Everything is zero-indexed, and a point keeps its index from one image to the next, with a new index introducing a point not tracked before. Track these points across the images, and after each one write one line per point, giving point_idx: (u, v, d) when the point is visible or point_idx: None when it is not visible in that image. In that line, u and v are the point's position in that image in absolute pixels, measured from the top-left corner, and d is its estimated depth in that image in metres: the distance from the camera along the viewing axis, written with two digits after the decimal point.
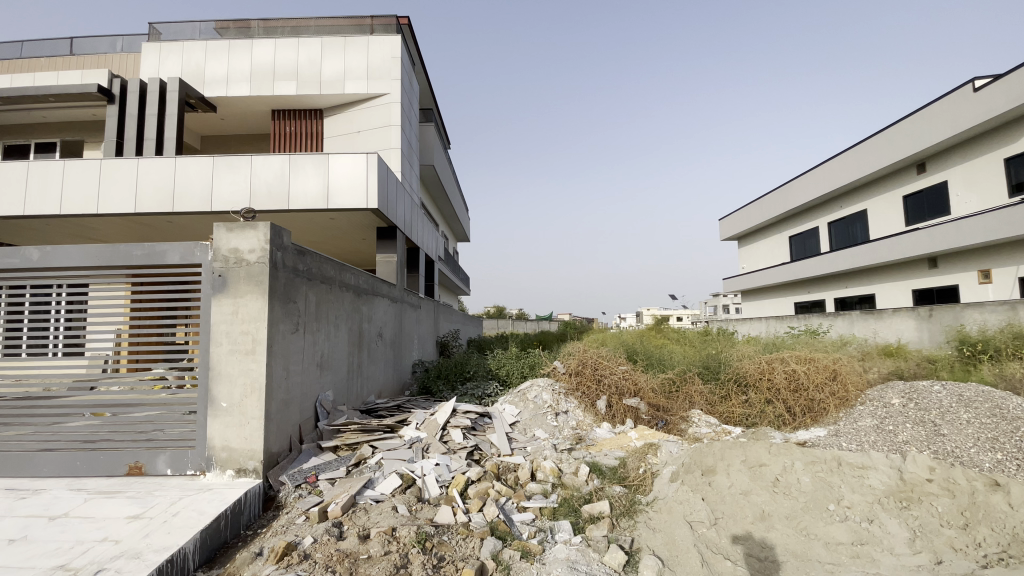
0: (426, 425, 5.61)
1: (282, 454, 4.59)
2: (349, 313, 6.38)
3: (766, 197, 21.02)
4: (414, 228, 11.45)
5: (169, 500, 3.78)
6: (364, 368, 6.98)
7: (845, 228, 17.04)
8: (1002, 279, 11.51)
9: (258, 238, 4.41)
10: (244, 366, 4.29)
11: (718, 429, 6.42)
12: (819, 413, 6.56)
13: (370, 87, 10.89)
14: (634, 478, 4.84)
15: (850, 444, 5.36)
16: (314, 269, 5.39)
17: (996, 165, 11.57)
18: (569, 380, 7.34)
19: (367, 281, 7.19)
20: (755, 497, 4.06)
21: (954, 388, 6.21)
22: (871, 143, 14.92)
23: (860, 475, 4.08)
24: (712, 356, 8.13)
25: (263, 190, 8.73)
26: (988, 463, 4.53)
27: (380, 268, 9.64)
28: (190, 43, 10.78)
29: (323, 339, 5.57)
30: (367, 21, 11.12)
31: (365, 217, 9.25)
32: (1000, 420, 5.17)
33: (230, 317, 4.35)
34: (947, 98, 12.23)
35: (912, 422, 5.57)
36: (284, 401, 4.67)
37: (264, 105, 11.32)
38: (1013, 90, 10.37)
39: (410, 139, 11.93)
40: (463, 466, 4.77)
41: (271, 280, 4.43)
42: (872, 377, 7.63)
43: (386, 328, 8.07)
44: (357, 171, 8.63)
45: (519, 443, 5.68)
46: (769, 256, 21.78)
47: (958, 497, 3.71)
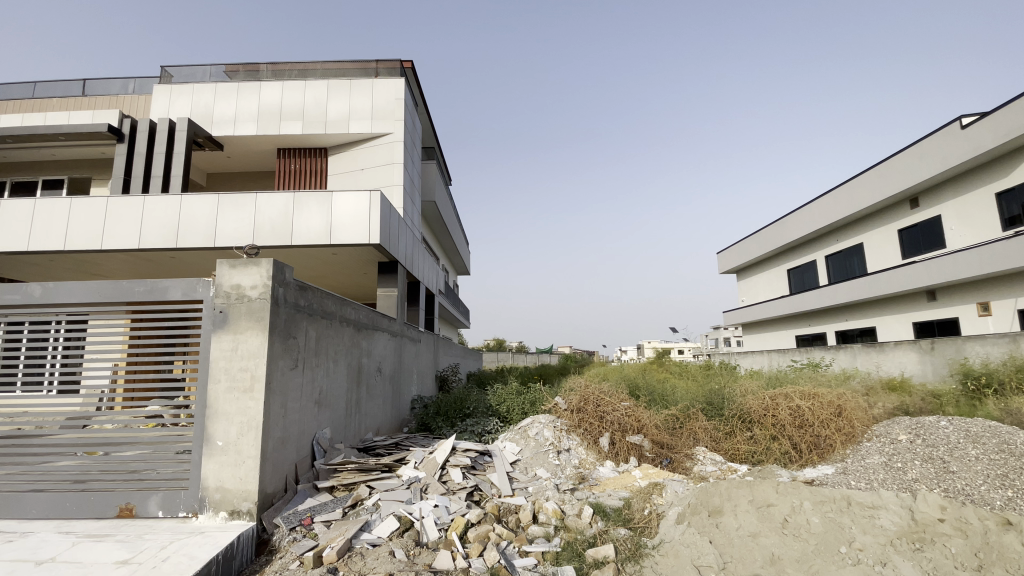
0: (424, 464, 5.50)
1: (277, 495, 4.47)
2: (348, 348, 6.35)
3: (763, 231, 21.21)
4: (414, 263, 11.53)
5: (160, 543, 3.67)
6: (363, 405, 6.89)
7: (842, 261, 17.16)
8: (1002, 312, 11.49)
9: (261, 274, 4.44)
10: (242, 404, 4.24)
11: (724, 468, 6.30)
12: (825, 450, 6.47)
13: (375, 126, 11.20)
14: (639, 520, 4.69)
15: (859, 482, 5.25)
16: (316, 304, 5.41)
17: (988, 199, 11.76)
18: (571, 416, 7.20)
19: (368, 316, 7.20)
20: (765, 539, 3.94)
21: (961, 424, 6.10)
22: (864, 178, 15.21)
23: (871, 515, 3.98)
24: (714, 391, 8.02)
25: (266, 227, 8.86)
26: (999, 501, 4.43)
27: (380, 302, 9.64)
28: (200, 86, 11.15)
29: (321, 375, 5.53)
30: (372, 65, 11.54)
31: (367, 252, 9.33)
32: (1009, 457, 5.07)
33: (230, 353, 4.34)
34: (936, 135, 12.57)
35: (920, 459, 5.46)
36: (281, 439, 4.59)
37: (270, 143, 11.59)
38: (1000, 127, 10.68)
39: (413, 176, 12.18)
40: (462, 508, 4.65)
41: (272, 316, 4.44)
42: (877, 413, 7.52)
43: (386, 363, 8.01)
44: (360, 207, 8.76)
45: (521, 483, 5.55)
46: (768, 289, 21.84)
47: (971, 537, 3.60)
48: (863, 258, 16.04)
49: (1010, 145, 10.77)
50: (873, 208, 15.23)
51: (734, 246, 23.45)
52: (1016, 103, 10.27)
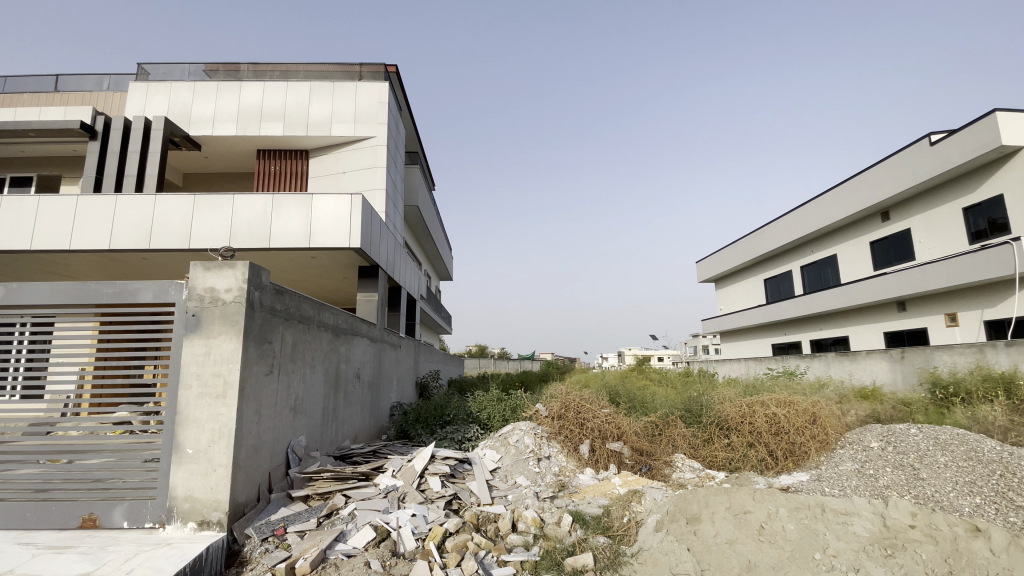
0: (402, 472, 5.42)
1: (249, 504, 4.34)
2: (326, 354, 6.24)
3: (741, 241, 21.59)
4: (396, 268, 11.42)
5: (124, 555, 3.53)
6: (340, 412, 6.77)
7: (817, 272, 17.57)
8: (969, 322, 11.88)
9: (236, 277, 4.33)
10: (214, 410, 4.12)
11: (702, 475, 6.36)
12: (800, 456, 6.58)
13: (357, 130, 11.12)
14: (618, 528, 4.68)
15: (833, 489, 5.34)
16: (292, 309, 5.31)
17: (955, 214, 12.20)
18: (551, 424, 7.18)
19: (347, 321, 7.09)
20: (741, 546, 3.97)
21: (930, 432, 6.26)
22: (838, 191, 15.63)
23: (844, 522, 4.05)
24: (693, 398, 8.10)
25: (244, 229, 8.68)
26: (967, 508, 4.54)
27: (360, 306, 9.51)
28: (178, 84, 10.91)
29: (298, 381, 5.42)
30: (356, 68, 11.45)
31: (347, 256, 9.22)
32: (976, 464, 5.22)
33: (202, 358, 4.21)
34: (906, 150, 13.01)
35: (892, 466, 5.59)
36: (254, 447, 4.46)
37: (250, 144, 11.38)
38: (967, 144, 11.10)
39: (396, 181, 12.10)
40: (440, 517, 4.58)
41: (247, 320, 4.33)
42: (850, 421, 7.67)
43: (364, 369, 7.89)
44: (341, 211, 8.64)
45: (501, 491, 5.51)
46: (746, 298, 22.22)
47: (941, 543, 3.68)
48: (837, 269, 16.46)
49: (976, 162, 11.20)
50: (846, 221, 15.68)
51: (712, 256, 23.84)
52: (983, 121, 10.68)
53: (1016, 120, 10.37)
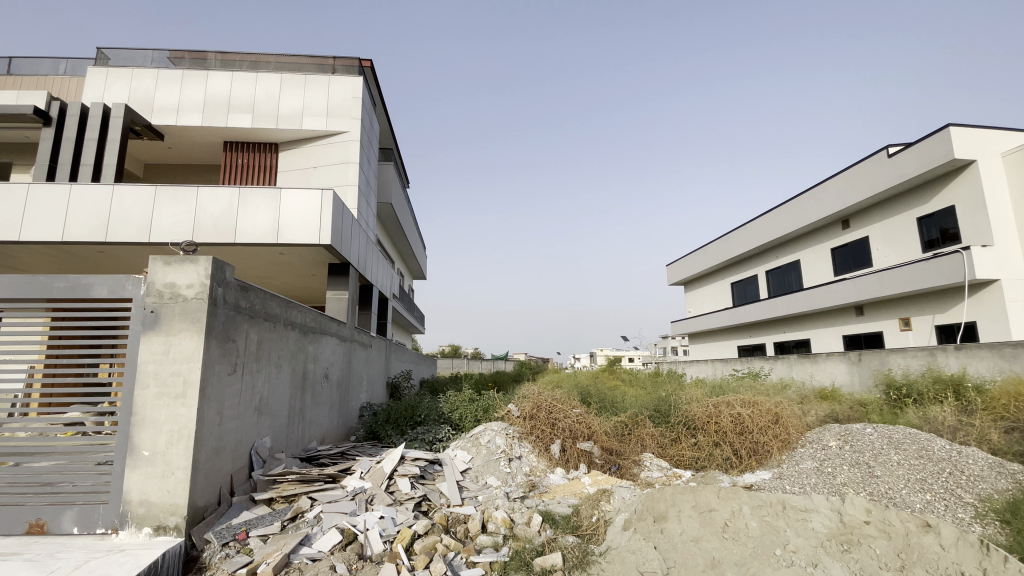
0: (371, 474, 5.33)
1: (209, 508, 4.18)
2: (293, 353, 6.08)
3: (709, 246, 22.10)
4: (368, 266, 11.23)
5: (74, 562, 3.35)
6: (307, 412, 6.61)
7: (781, 276, 18.15)
8: (921, 327, 12.47)
9: (198, 273, 4.17)
10: (172, 411, 3.96)
11: (670, 473, 6.48)
12: (763, 455, 6.78)
13: (329, 124, 10.90)
14: (587, 527, 4.72)
15: (793, 487, 5.52)
16: (258, 307, 5.15)
17: (910, 223, 12.79)
18: (523, 424, 7.20)
19: (315, 319, 6.93)
20: (706, 543, 4.06)
21: (885, 431, 6.52)
22: (802, 199, 16.16)
23: (803, 518, 4.19)
24: (662, 398, 8.24)
25: (208, 223, 8.39)
26: (918, 504, 4.76)
27: (330, 305, 9.32)
28: (141, 71, 10.47)
29: (263, 381, 5.26)
30: (329, 61, 11.22)
31: (317, 253, 9.01)
32: (927, 462, 5.48)
33: (160, 357, 4.04)
34: (865, 161, 13.57)
35: (848, 464, 5.82)
36: (215, 449, 4.30)
37: (216, 136, 11.02)
38: (923, 156, 11.66)
39: (369, 177, 11.90)
40: (409, 518, 4.52)
41: (210, 317, 4.18)
42: (811, 421, 7.95)
43: (333, 368, 7.73)
44: (311, 206, 8.45)
45: (471, 492, 5.48)
46: (714, 301, 22.76)
47: (894, 539, 3.83)
48: (800, 274, 17.03)
49: (930, 173, 11.77)
50: (809, 228, 16.25)
51: (682, 259, 24.33)
52: (938, 135, 11.23)
53: (968, 135, 10.93)
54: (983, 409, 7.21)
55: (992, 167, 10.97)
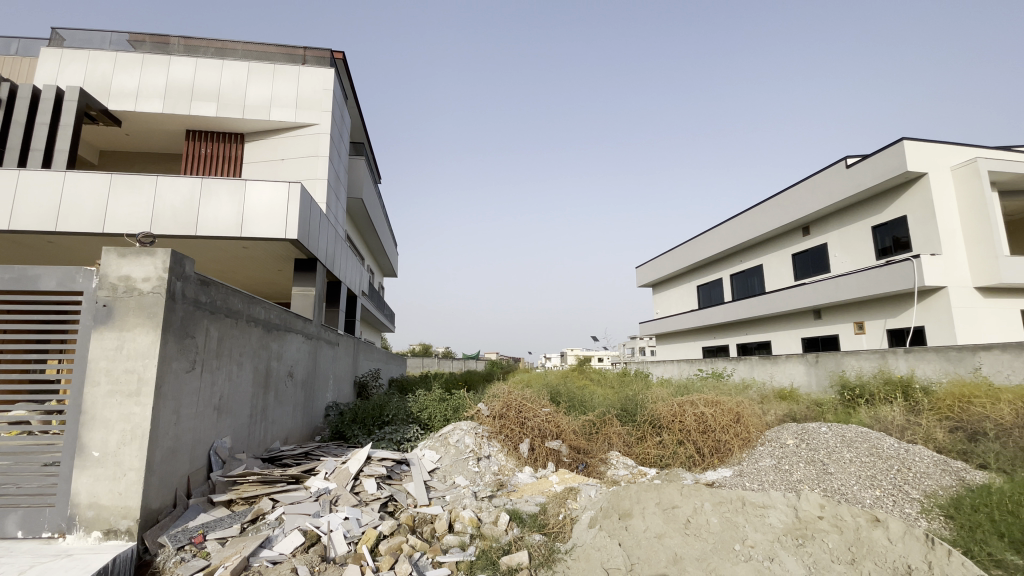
0: (335, 474, 5.24)
1: (163, 511, 4.01)
2: (256, 351, 5.90)
3: (677, 249, 22.57)
4: (336, 262, 11.00)
5: (16, 567, 3.17)
6: (270, 412, 6.43)
7: (745, 280, 18.71)
8: (874, 331, 13.08)
9: (156, 265, 4.01)
10: (125, 410, 3.79)
11: (635, 471, 6.59)
12: (724, 453, 6.97)
13: (299, 116, 10.64)
14: (554, 524, 4.76)
15: (752, 484, 5.71)
16: (219, 302, 4.98)
17: (865, 231, 13.40)
18: (492, 423, 7.22)
19: (279, 317, 6.75)
20: (669, 540, 4.16)
21: (838, 430, 6.80)
22: (765, 206, 16.70)
23: (761, 514, 4.34)
24: (629, 398, 8.39)
25: (168, 214, 8.06)
26: (869, 499, 5.00)
27: (296, 301, 9.09)
28: (98, 53, 9.97)
29: (223, 379, 5.09)
30: (299, 51, 10.95)
31: (283, 247, 8.78)
32: (876, 459, 5.76)
33: (113, 353, 3.87)
34: (825, 171, 14.13)
35: (805, 461, 6.06)
36: (171, 449, 4.13)
37: (178, 124, 10.60)
38: (878, 168, 12.24)
39: (339, 171, 11.67)
40: (374, 519, 4.46)
41: (167, 312, 4.02)
42: (770, 420, 8.22)
43: (298, 367, 7.54)
44: (277, 200, 8.22)
45: (438, 492, 5.45)
46: (680, 303, 23.29)
47: (845, 533, 4.01)
48: (762, 278, 17.61)
49: (885, 185, 12.36)
50: (771, 234, 16.82)
51: (650, 262, 24.77)
52: (892, 148, 11.80)
53: (920, 149, 11.52)
54: (928, 409, 7.61)
55: (941, 180, 11.60)
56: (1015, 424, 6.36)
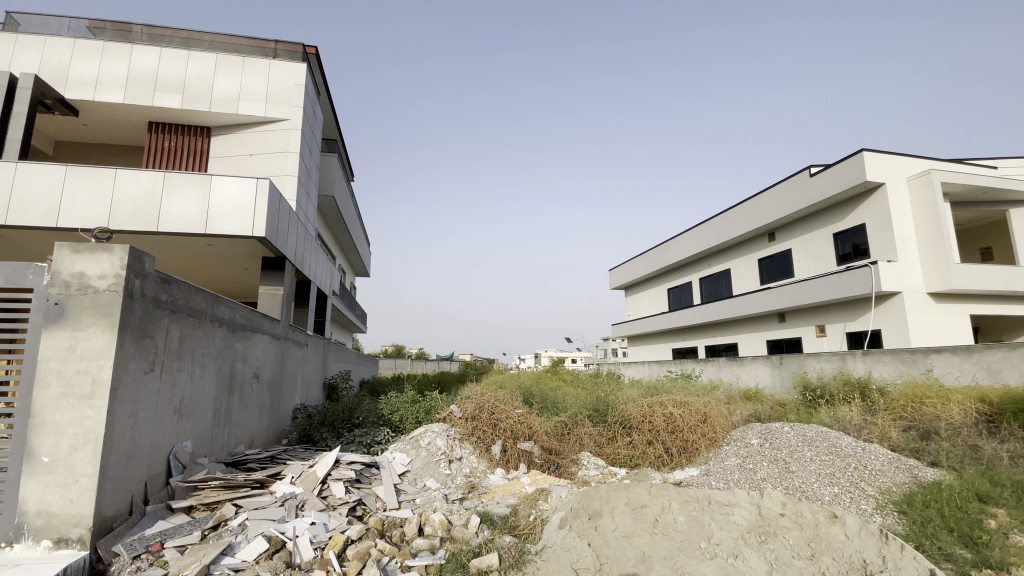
0: (302, 478, 5.12)
1: (117, 519, 3.83)
2: (219, 352, 5.72)
3: (648, 253, 22.93)
4: (306, 261, 10.77)
5: None
6: (234, 415, 6.24)
7: (713, 284, 19.16)
8: (834, 334, 13.57)
9: (112, 263, 3.84)
10: (77, 413, 3.61)
11: (605, 472, 6.65)
12: (692, 453, 7.11)
13: (269, 110, 10.40)
14: (524, 526, 4.76)
15: (718, 483, 5.84)
16: (181, 301, 4.81)
17: (827, 238, 13.91)
18: (464, 425, 7.21)
19: (245, 316, 6.56)
20: (637, 539, 4.22)
21: (799, 430, 7.03)
22: (734, 212, 17.15)
23: (726, 513, 4.45)
24: (600, 398, 8.50)
25: (127, 209, 7.74)
26: (828, 496, 5.19)
27: (262, 300, 8.84)
28: (54, 39, 9.46)
29: (184, 381, 4.91)
30: (270, 44, 10.66)
31: (250, 245, 8.54)
32: (835, 458, 5.99)
33: (66, 354, 3.70)
34: (790, 179, 14.60)
35: (768, 460, 6.24)
36: (127, 455, 3.96)
37: (141, 116, 10.20)
38: (840, 177, 12.72)
39: (310, 168, 11.43)
40: (342, 524, 4.38)
41: (124, 312, 3.86)
42: (736, 420, 8.45)
43: (264, 368, 7.34)
44: (245, 195, 7.99)
45: (408, 495, 5.39)
46: (652, 306, 23.69)
47: (805, 529, 4.15)
48: (730, 282, 18.08)
49: (845, 194, 12.86)
50: (739, 239, 17.30)
51: (623, 265, 25.11)
52: (853, 159, 12.29)
53: (878, 161, 12.04)
54: (884, 409, 7.96)
55: (897, 190, 12.16)
56: (963, 424, 6.70)
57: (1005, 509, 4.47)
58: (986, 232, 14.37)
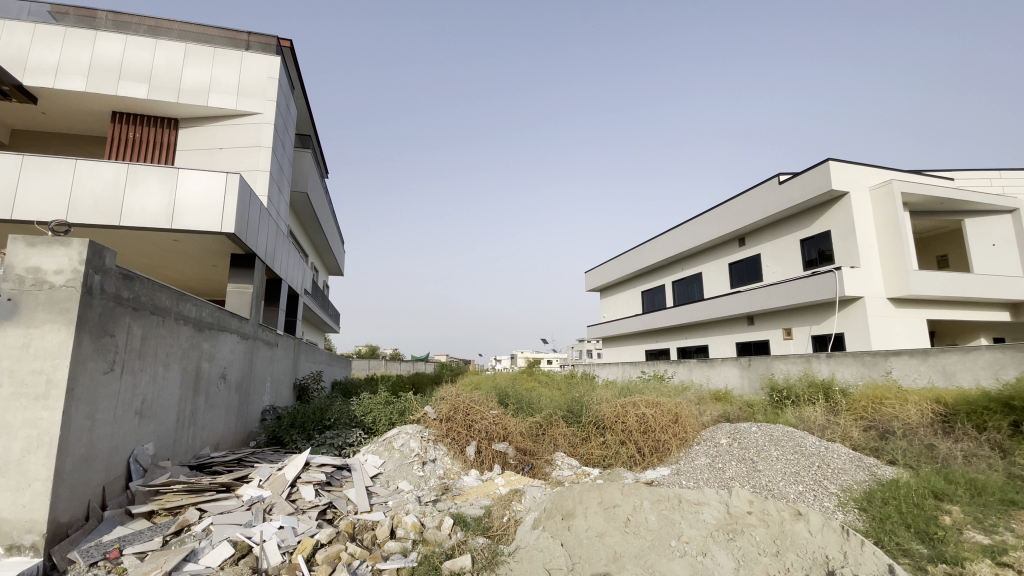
0: (270, 481, 5.01)
1: (73, 525, 3.66)
2: (185, 351, 5.53)
3: (623, 256, 23.24)
4: (277, 259, 10.51)
5: None
6: (199, 416, 6.04)
7: (685, 287, 19.53)
8: (800, 337, 13.99)
9: (70, 257, 3.68)
10: (30, 415, 3.45)
11: (578, 472, 6.71)
12: (664, 452, 7.23)
13: (240, 104, 10.13)
14: (497, 527, 4.75)
15: (688, 482, 5.96)
16: (144, 298, 4.63)
17: (794, 244, 14.36)
18: (439, 426, 7.16)
19: (212, 315, 6.36)
20: (609, 539, 4.27)
21: (766, 429, 7.23)
22: (706, 217, 17.52)
23: (696, 511, 4.54)
24: (574, 399, 8.57)
25: (87, 201, 7.41)
26: (793, 494, 5.35)
27: (230, 298, 8.59)
28: (13, 24, 9.03)
29: (147, 381, 4.74)
30: (243, 36, 10.40)
31: (218, 242, 8.29)
32: (800, 456, 6.18)
33: (19, 352, 3.54)
34: (760, 187, 15.01)
35: (736, 460, 6.39)
36: (84, 458, 3.79)
37: (105, 105, 9.80)
38: (807, 185, 13.15)
39: (282, 164, 11.17)
40: (312, 528, 4.30)
41: (83, 308, 3.70)
42: (706, 420, 8.65)
43: (232, 368, 7.13)
44: (213, 190, 7.75)
45: (380, 497, 5.31)
46: (626, 308, 24.00)
47: (771, 527, 4.27)
48: (701, 285, 18.47)
49: (812, 201, 13.30)
50: (710, 243, 17.67)
51: (598, 268, 25.42)
52: (819, 168, 12.73)
53: (843, 170, 12.49)
54: (846, 410, 8.26)
55: (860, 199, 12.63)
56: (919, 423, 7.02)
57: (958, 506, 4.70)
58: (942, 240, 15.06)
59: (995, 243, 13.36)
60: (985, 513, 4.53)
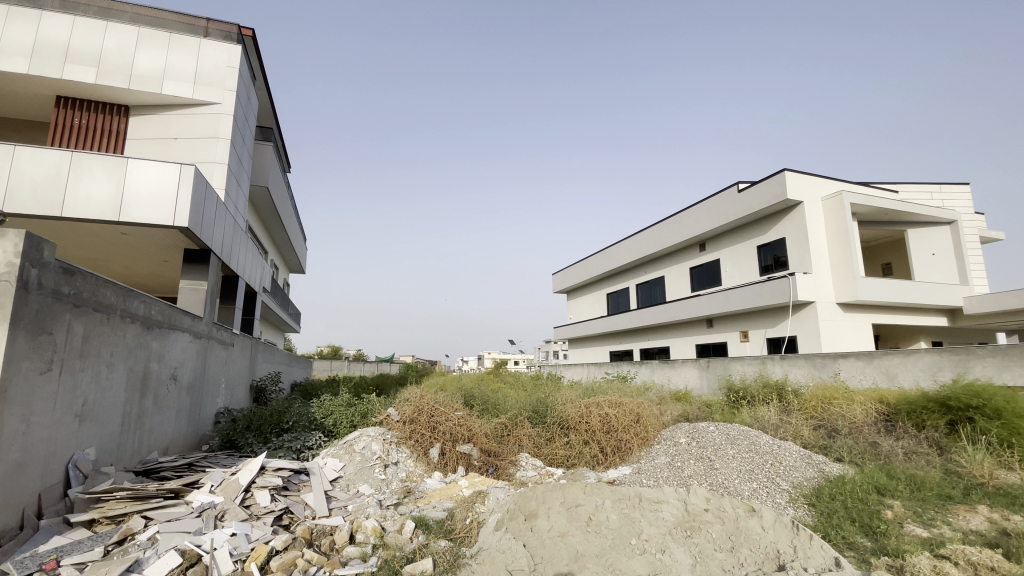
0: (223, 487, 4.81)
1: (5, 535, 3.42)
2: (131, 350, 5.25)
3: (589, 258, 23.54)
4: (233, 255, 10.12)
5: None
6: (147, 419, 5.74)
7: (649, 290, 19.95)
8: (756, 339, 14.53)
9: (4, 249, 3.43)
10: None
11: (542, 472, 6.75)
12: (625, 451, 7.36)
13: (197, 93, 9.73)
14: (460, 529, 4.72)
15: (649, 480, 6.09)
16: (86, 294, 4.37)
17: (752, 250, 14.90)
18: (402, 428, 7.06)
19: (162, 312, 6.07)
20: (571, 539, 4.31)
21: (723, 428, 7.48)
22: (669, 223, 17.95)
23: (655, 509, 4.64)
24: (539, 399, 8.63)
25: (25, 189, 6.94)
26: (748, 491, 5.56)
27: (182, 295, 8.21)
28: None
29: (89, 382, 4.47)
30: (201, 23, 9.97)
31: (171, 236, 7.92)
32: (754, 454, 6.41)
33: None
34: (720, 194, 15.50)
35: (694, 458, 6.57)
36: (17, 464, 3.54)
37: (49, 89, 9.20)
38: (763, 194, 13.67)
39: (242, 156, 10.78)
40: (267, 534, 4.16)
41: (18, 305, 3.47)
42: (666, 420, 8.86)
43: (183, 369, 6.82)
44: (165, 181, 7.39)
45: (339, 502, 5.19)
46: (592, 310, 24.31)
47: (726, 523, 4.40)
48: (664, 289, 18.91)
49: (768, 209, 13.83)
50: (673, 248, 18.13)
51: (565, 270, 25.67)
52: (775, 178, 13.26)
53: (797, 181, 13.06)
54: (798, 409, 8.63)
55: (813, 209, 13.23)
56: (864, 422, 7.41)
57: (899, 500, 4.98)
58: (887, 249, 15.94)
59: (934, 253, 14.25)
60: (923, 507, 4.83)
